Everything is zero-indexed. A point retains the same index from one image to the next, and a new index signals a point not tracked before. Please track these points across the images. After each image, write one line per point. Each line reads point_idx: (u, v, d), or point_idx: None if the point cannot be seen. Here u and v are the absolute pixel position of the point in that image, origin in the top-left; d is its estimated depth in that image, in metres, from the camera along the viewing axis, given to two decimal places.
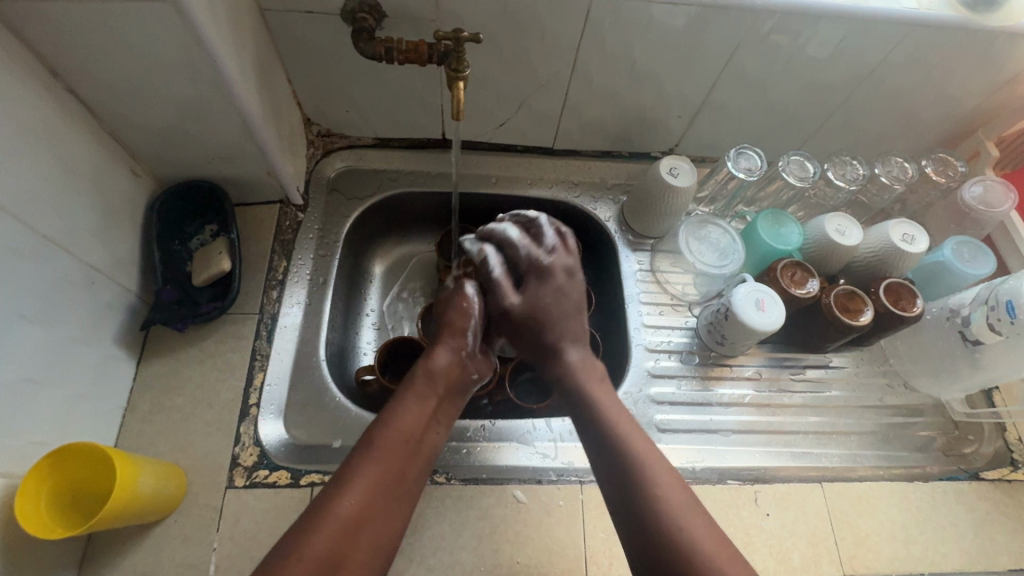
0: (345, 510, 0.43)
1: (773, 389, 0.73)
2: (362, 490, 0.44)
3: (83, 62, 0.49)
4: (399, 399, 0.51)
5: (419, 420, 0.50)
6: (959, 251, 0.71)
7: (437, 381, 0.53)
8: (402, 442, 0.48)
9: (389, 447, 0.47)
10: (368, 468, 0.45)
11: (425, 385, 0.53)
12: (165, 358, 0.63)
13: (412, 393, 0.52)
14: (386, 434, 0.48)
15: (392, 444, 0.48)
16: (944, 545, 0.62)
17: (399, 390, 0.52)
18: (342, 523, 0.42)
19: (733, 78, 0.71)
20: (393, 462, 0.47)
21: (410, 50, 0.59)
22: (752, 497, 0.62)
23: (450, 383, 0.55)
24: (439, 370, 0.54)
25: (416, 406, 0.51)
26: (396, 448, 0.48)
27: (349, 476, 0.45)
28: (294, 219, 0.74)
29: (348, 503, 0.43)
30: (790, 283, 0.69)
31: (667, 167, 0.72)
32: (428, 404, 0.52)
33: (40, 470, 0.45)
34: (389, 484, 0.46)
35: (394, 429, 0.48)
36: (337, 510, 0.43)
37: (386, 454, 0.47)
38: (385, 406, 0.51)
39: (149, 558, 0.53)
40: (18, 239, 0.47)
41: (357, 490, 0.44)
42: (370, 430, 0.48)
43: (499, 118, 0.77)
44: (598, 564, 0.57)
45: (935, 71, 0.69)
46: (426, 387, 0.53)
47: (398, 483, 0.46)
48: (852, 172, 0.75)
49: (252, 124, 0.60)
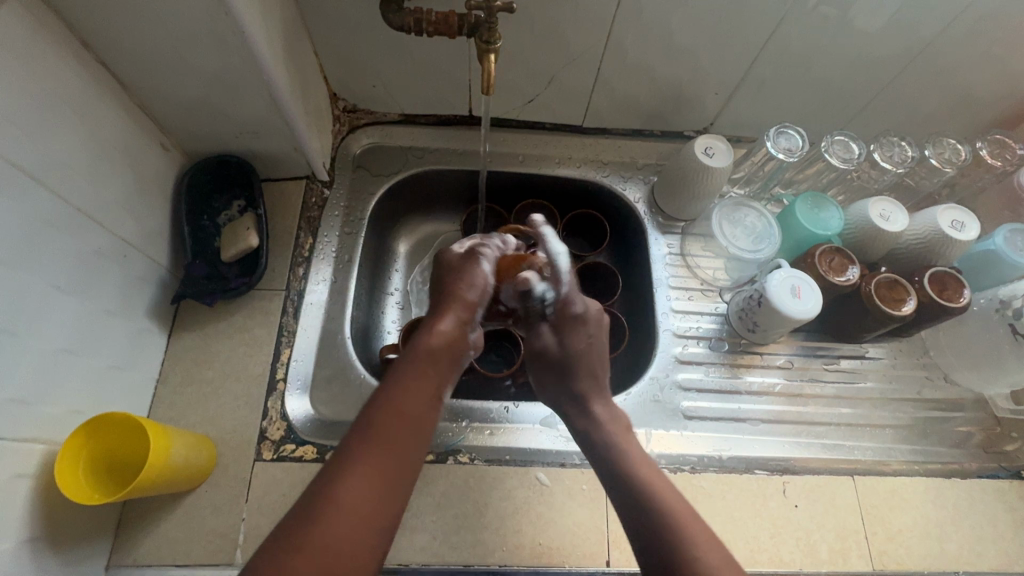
0: (344, 494, 0.39)
1: (803, 378, 0.71)
2: (367, 474, 0.40)
3: (114, 34, 0.49)
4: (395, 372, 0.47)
5: (422, 397, 0.46)
6: (1012, 240, 0.67)
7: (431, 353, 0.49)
8: (408, 418, 0.44)
9: (391, 426, 0.43)
10: (364, 451, 0.41)
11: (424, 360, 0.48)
12: (195, 332, 0.64)
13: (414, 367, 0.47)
14: (389, 412, 0.43)
15: (386, 420, 0.43)
16: (980, 543, 0.60)
17: (405, 363, 0.47)
18: (351, 508, 0.38)
19: (777, 53, 0.67)
20: (395, 440, 0.42)
21: (440, 21, 0.56)
22: (780, 488, 0.61)
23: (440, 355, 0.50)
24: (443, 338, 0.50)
25: (421, 382, 0.46)
26: (400, 427, 0.43)
27: (343, 461, 0.40)
28: (320, 196, 0.74)
29: (346, 487, 0.39)
30: (828, 269, 0.67)
31: (702, 147, 0.69)
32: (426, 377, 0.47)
33: (83, 441, 0.47)
34: (391, 466, 0.41)
35: (386, 405, 0.44)
36: (339, 492, 0.39)
37: (389, 431, 0.42)
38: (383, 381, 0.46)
39: (182, 526, 0.54)
40: (53, 212, 0.48)
41: (357, 473, 0.40)
42: (373, 405, 0.44)
43: (528, 94, 0.75)
44: (621, 549, 0.56)
45: (999, 43, 0.64)
46: (419, 360, 0.48)
47: (403, 462, 0.42)
48: (900, 154, 0.71)
49: (279, 98, 0.59)
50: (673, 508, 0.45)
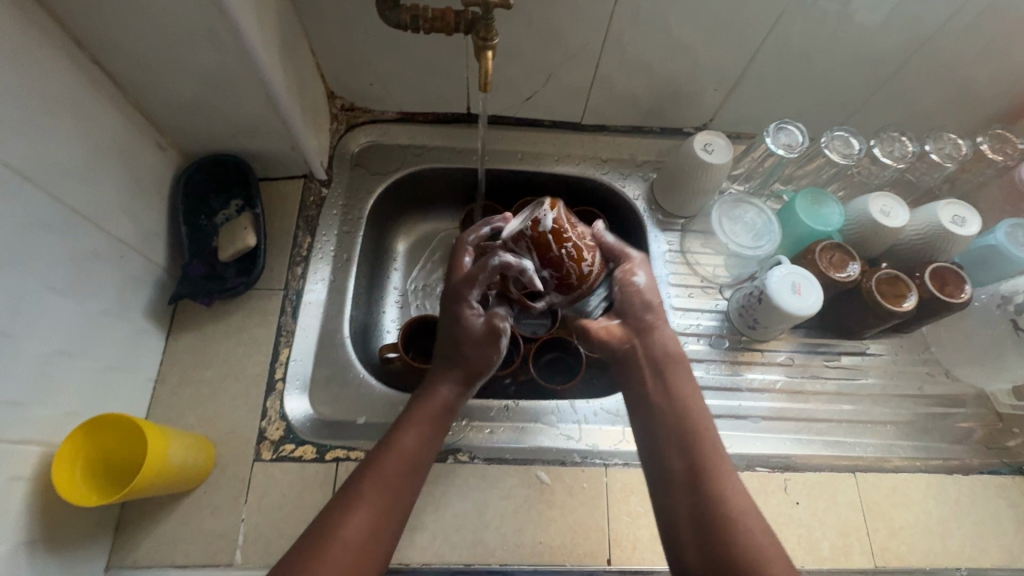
0: (347, 534, 0.42)
1: (804, 375, 0.71)
2: (367, 517, 0.43)
3: (107, 33, 0.49)
4: (404, 419, 0.51)
5: (422, 447, 0.49)
6: (1013, 234, 0.67)
7: (436, 403, 0.52)
8: (406, 468, 0.47)
9: (394, 473, 0.46)
10: (369, 495, 0.45)
11: (422, 412, 0.51)
12: (193, 332, 0.63)
13: (417, 415, 0.51)
14: (390, 460, 0.47)
15: (391, 464, 0.47)
16: (982, 540, 0.60)
17: (406, 412, 0.51)
18: (348, 551, 0.42)
19: (777, 48, 0.66)
20: (395, 489, 0.46)
21: (436, 18, 0.56)
22: (781, 485, 0.61)
23: (444, 405, 0.52)
24: (444, 397, 0.52)
25: (421, 434, 0.50)
26: (400, 477, 0.46)
27: (350, 501, 0.44)
28: (317, 195, 0.74)
29: (350, 528, 0.42)
30: (829, 265, 0.66)
31: (702, 143, 0.69)
32: (432, 424, 0.51)
33: (76, 449, 0.46)
34: (388, 512, 0.45)
35: (394, 449, 0.48)
36: (344, 533, 0.42)
37: (391, 478, 0.46)
38: (390, 428, 0.50)
39: (181, 528, 0.54)
40: (47, 212, 0.47)
41: (361, 515, 0.43)
42: (378, 452, 0.47)
43: (526, 91, 0.74)
44: (622, 548, 0.56)
45: (1000, 38, 0.64)
46: (424, 408, 0.51)
47: (399, 510, 0.45)
48: (900, 149, 0.70)
49: (276, 96, 0.59)
50: (720, 475, 0.46)
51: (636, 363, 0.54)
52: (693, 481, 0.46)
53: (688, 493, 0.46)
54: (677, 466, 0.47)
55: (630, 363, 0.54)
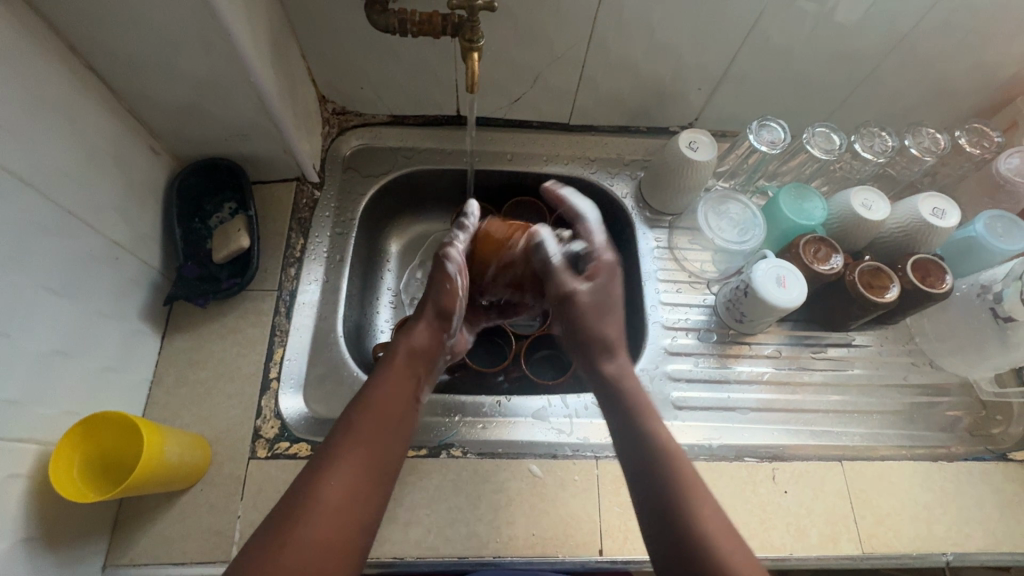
0: (330, 489, 0.43)
1: (792, 367, 0.72)
2: (347, 470, 0.44)
3: (101, 40, 0.50)
4: (377, 376, 0.52)
5: (396, 400, 0.50)
6: (992, 226, 0.68)
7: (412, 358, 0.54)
8: (383, 420, 0.48)
9: (370, 427, 0.47)
10: (349, 447, 0.45)
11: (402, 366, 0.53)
12: (188, 333, 0.64)
13: (392, 371, 0.53)
14: (366, 417, 0.48)
15: (367, 417, 0.48)
16: (966, 525, 0.61)
17: (380, 370, 0.52)
18: (329, 506, 0.42)
19: (757, 47, 0.68)
20: (373, 442, 0.47)
21: (423, 21, 0.57)
22: (769, 474, 0.62)
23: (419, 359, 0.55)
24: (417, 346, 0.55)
25: (394, 389, 0.51)
26: (377, 429, 0.47)
27: (328, 457, 0.45)
28: (310, 197, 0.75)
29: (332, 483, 0.43)
30: (813, 259, 0.68)
31: (686, 141, 0.70)
32: (408, 380, 0.53)
33: (68, 467, 0.47)
34: (368, 465, 0.45)
35: (368, 405, 0.49)
36: (325, 489, 0.43)
37: (369, 433, 0.47)
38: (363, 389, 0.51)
39: (178, 525, 0.55)
40: (43, 215, 0.48)
41: (344, 468, 0.44)
42: (352, 411, 0.48)
43: (514, 93, 0.76)
44: (614, 538, 0.57)
45: (973, 34, 0.65)
46: (399, 364, 0.53)
47: (381, 461, 0.46)
48: (880, 144, 0.72)
49: (268, 100, 0.60)
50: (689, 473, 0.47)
51: (614, 395, 0.54)
52: (658, 471, 0.47)
53: (668, 512, 0.45)
54: (658, 485, 0.46)
55: (609, 396, 0.55)
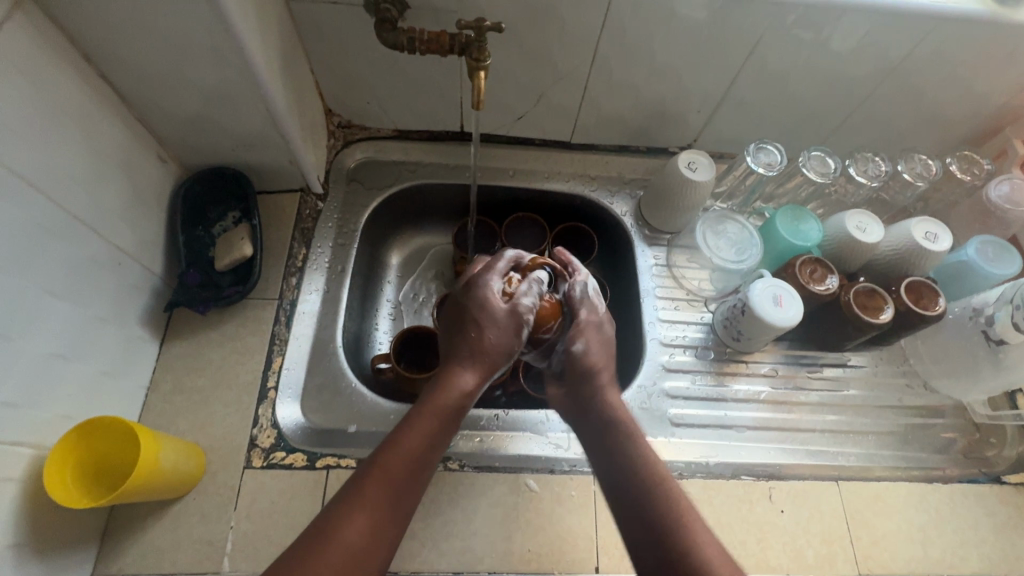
0: (342, 539, 0.41)
1: (789, 386, 0.72)
2: (367, 517, 0.42)
3: (116, 49, 0.51)
4: (411, 418, 0.49)
5: (424, 453, 0.47)
6: (983, 250, 0.70)
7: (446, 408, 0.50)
8: (407, 466, 0.46)
9: (394, 473, 0.45)
10: (367, 501, 0.43)
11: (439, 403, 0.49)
12: (186, 340, 0.64)
13: (423, 418, 0.49)
14: (393, 460, 0.45)
15: (393, 469, 0.45)
16: (962, 548, 0.61)
17: (414, 408, 0.49)
18: (337, 557, 0.40)
19: (755, 73, 0.70)
20: (396, 488, 0.44)
21: (431, 40, 0.59)
22: (766, 492, 0.62)
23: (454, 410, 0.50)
24: (458, 393, 0.50)
25: (423, 435, 0.48)
26: (399, 484, 0.45)
27: (348, 502, 0.43)
28: (313, 208, 0.75)
29: (345, 533, 0.41)
30: (809, 279, 0.69)
31: (686, 161, 0.72)
32: (437, 434, 0.49)
33: (59, 472, 0.46)
34: (386, 521, 0.43)
35: (396, 453, 0.46)
36: (336, 537, 0.41)
37: (392, 485, 0.44)
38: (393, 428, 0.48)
39: (169, 535, 0.54)
40: (50, 220, 0.49)
41: (360, 520, 0.42)
42: (379, 450, 0.46)
43: (518, 111, 0.77)
44: (610, 555, 0.56)
45: (964, 65, 0.67)
46: (431, 411, 0.49)
47: (397, 517, 0.44)
48: (874, 168, 0.74)
49: (276, 112, 0.61)
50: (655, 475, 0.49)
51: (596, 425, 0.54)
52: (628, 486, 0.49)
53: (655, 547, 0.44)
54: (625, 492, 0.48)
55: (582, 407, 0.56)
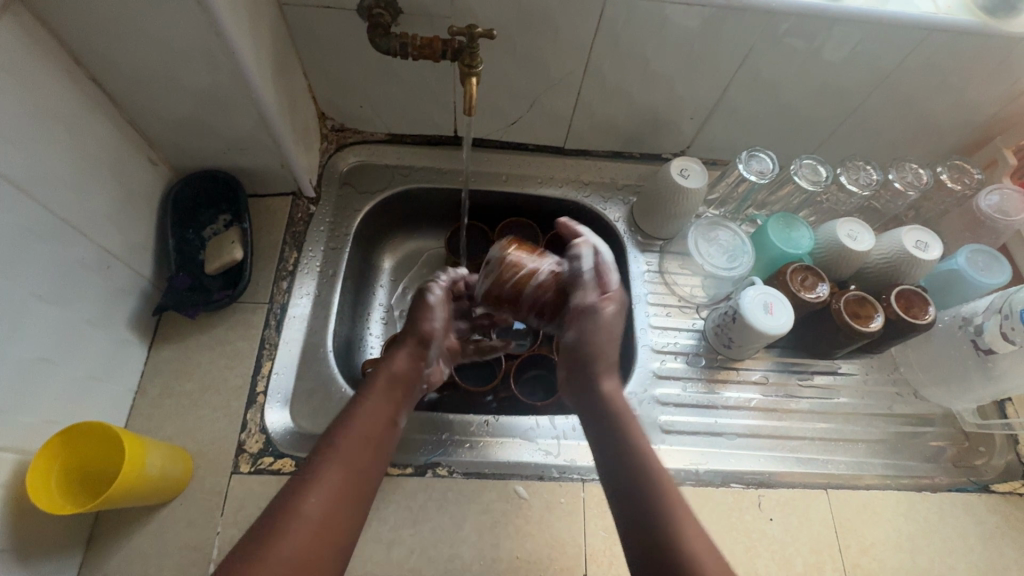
0: (306, 509, 0.42)
1: (780, 394, 0.73)
2: (328, 487, 0.44)
3: (106, 52, 0.51)
4: (361, 400, 0.52)
5: (380, 426, 0.50)
6: (974, 260, 0.70)
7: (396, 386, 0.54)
8: (364, 440, 0.48)
9: (352, 448, 0.47)
10: (329, 472, 0.45)
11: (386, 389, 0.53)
12: (175, 344, 0.64)
13: (375, 399, 0.52)
14: (346, 439, 0.47)
15: (350, 442, 0.47)
16: (950, 557, 0.61)
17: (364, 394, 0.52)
18: (307, 523, 0.42)
19: (748, 81, 0.70)
20: (353, 464, 0.46)
21: (423, 45, 0.59)
22: (755, 500, 0.62)
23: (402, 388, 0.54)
24: (408, 373, 0.55)
25: (373, 415, 0.50)
26: (359, 452, 0.47)
27: (309, 475, 0.44)
28: (305, 212, 0.75)
29: (309, 502, 0.43)
30: (800, 287, 0.69)
31: (678, 168, 0.72)
32: (390, 409, 0.52)
33: (46, 484, 0.46)
34: (348, 488, 0.45)
35: (352, 429, 0.48)
36: (304, 507, 0.42)
37: (351, 456, 0.47)
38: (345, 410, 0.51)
39: (154, 541, 0.54)
40: (38, 223, 0.48)
41: (322, 490, 0.44)
42: (333, 432, 0.48)
43: (511, 116, 0.77)
44: (598, 563, 0.56)
45: (955, 75, 0.68)
46: (384, 392, 0.53)
47: (362, 483, 0.46)
48: (865, 177, 0.74)
49: (267, 116, 0.61)
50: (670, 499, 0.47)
51: (601, 410, 0.55)
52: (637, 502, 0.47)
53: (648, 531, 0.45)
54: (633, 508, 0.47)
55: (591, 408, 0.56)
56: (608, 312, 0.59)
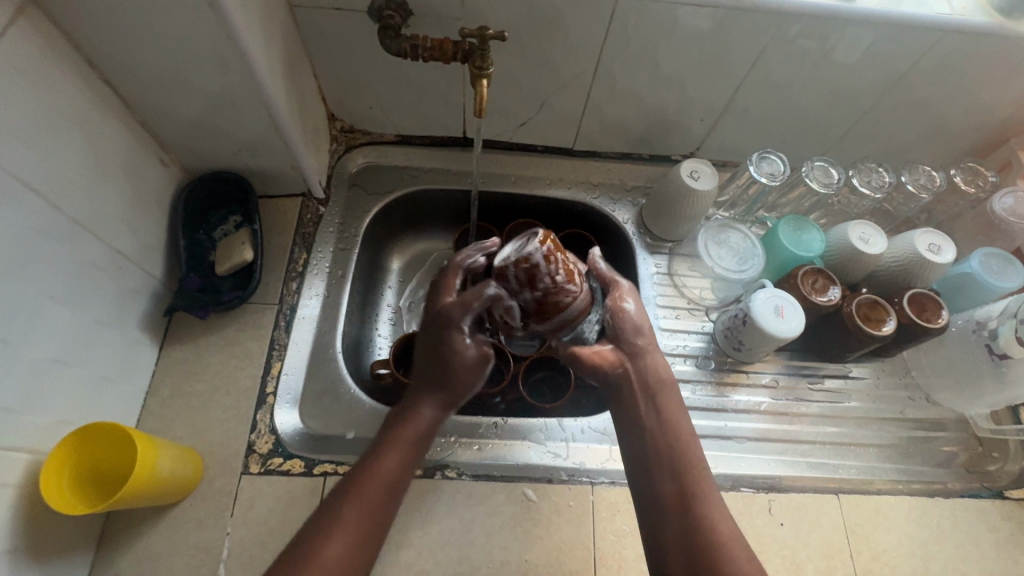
0: (324, 560, 0.43)
1: (790, 398, 0.72)
2: (347, 536, 0.44)
3: (119, 54, 0.51)
4: (384, 441, 0.51)
5: (402, 470, 0.49)
6: (987, 263, 0.69)
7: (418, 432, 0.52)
8: (385, 486, 0.48)
9: (371, 494, 0.47)
10: (348, 520, 0.45)
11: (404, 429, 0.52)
12: (186, 344, 0.64)
13: (397, 442, 0.51)
14: (367, 484, 0.47)
15: (370, 489, 0.47)
16: (963, 564, 0.60)
17: (386, 434, 0.51)
18: (325, 573, 0.42)
19: (759, 82, 0.70)
20: (371, 510, 0.46)
21: (434, 47, 0.59)
22: (766, 505, 0.61)
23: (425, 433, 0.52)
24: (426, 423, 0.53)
25: (399, 457, 0.50)
26: (379, 500, 0.47)
27: (328, 522, 0.45)
28: (315, 213, 0.75)
29: (327, 553, 0.43)
30: (811, 290, 0.68)
31: (688, 170, 0.71)
32: (412, 454, 0.51)
33: (77, 504, 0.46)
34: (367, 536, 0.45)
35: (373, 475, 0.48)
36: (321, 556, 0.43)
37: (370, 504, 0.46)
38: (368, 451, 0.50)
39: (165, 541, 0.54)
40: (51, 225, 0.49)
41: (341, 538, 0.44)
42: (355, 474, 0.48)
43: (521, 117, 0.77)
44: (607, 566, 0.56)
45: (969, 77, 0.67)
46: (404, 437, 0.51)
47: (379, 530, 0.47)
48: (877, 179, 0.73)
49: (278, 117, 0.61)
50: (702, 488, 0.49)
51: (628, 390, 0.55)
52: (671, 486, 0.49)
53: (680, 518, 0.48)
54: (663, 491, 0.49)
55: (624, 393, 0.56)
56: (632, 309, 0.59)
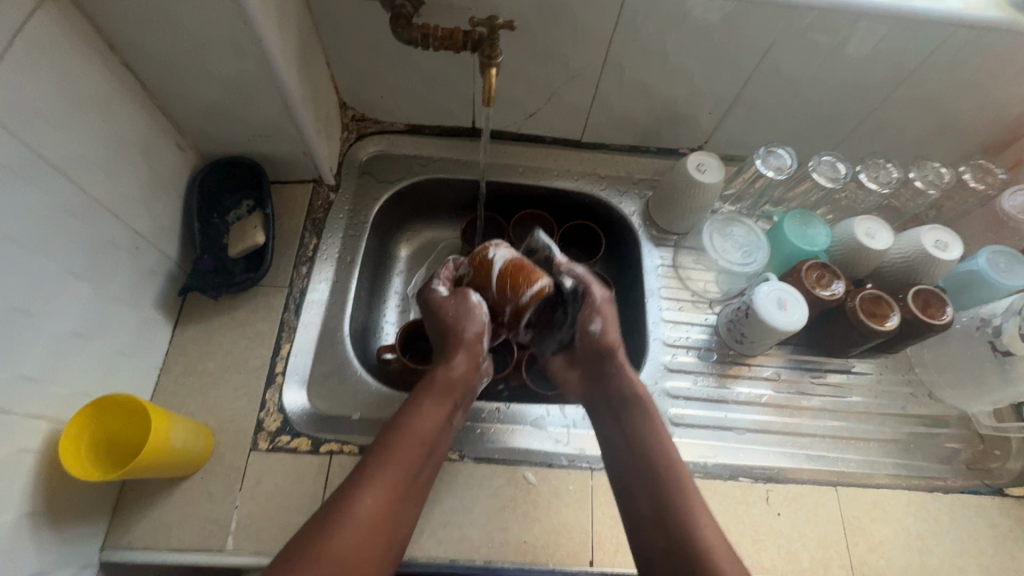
0: (364, 509, 0.44)
1: (792, 391, 0.72)
2: (383, 489, 0.45)
3: (139, 39, 0.52)
4: (415, 399, 0.53)
5: (433, 426, 0.52)
6: (995, 261, 0.69)
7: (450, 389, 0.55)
8: (419, 441, 0.50)
9: (406, 451, 0.49)
10: (387, 471, 0.47)
11: (437, 389, 0.54)
12: (199, 323, 0.66)
13: (429, 397, 0.54)
14: (404, 438, 0.49)
15: (405, 442, 0.49)
16: (960, 559, 0.61)
17: (416, 394, 0.54)
18: (363, 522, 0.43)
19: (768, 76, 0.70)
20: (407, 466, 0.48)
21: (444, 36, 0.60)
22: (763, 495, 0.62)
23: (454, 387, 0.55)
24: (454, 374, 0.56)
25: (430, 412, 0.52)
26: (415, 451, 0.49)
27: (366, 475, 0.46)
28: (326, 199, 0.77)
29: (367, 503, 0.44)
30: (814, 283, 0.69)
31: (694, 163, 0.72)
32: (442, 409, 0.54)
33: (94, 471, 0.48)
34: (402, 489, 0.47)
35: (407, 430, 0.50)
36: (361, 506, 0.44)
37: (404, 457, 0.48)
38: (399, 409, 0.52)
39: (176, 511, 0.56)
40: (72, 203, 0.50)
41: (378, 490, 0.45)
42: (389, 434, 0.49)
43: (529, 109, 0.78)
44: (604, 550, 0.57)
45: (981, 73, 0.67)
46: (438, 393, 0.54)
47: (413, 485, 0.48)
48: (885, 175, 0.73)
49: (291, 104, 0.62)
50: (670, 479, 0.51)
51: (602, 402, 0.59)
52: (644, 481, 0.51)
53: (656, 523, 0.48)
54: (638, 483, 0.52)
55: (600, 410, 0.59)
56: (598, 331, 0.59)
